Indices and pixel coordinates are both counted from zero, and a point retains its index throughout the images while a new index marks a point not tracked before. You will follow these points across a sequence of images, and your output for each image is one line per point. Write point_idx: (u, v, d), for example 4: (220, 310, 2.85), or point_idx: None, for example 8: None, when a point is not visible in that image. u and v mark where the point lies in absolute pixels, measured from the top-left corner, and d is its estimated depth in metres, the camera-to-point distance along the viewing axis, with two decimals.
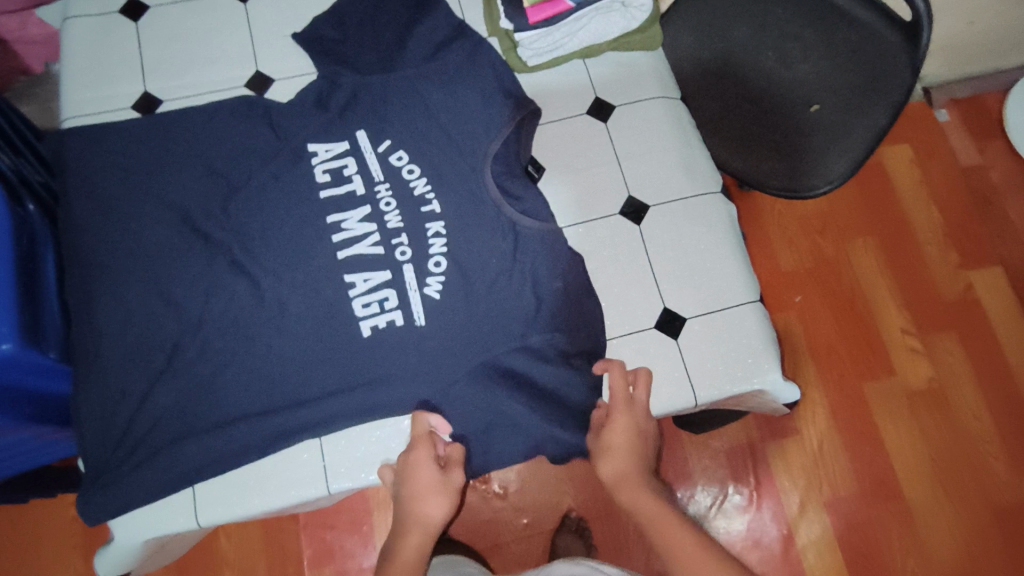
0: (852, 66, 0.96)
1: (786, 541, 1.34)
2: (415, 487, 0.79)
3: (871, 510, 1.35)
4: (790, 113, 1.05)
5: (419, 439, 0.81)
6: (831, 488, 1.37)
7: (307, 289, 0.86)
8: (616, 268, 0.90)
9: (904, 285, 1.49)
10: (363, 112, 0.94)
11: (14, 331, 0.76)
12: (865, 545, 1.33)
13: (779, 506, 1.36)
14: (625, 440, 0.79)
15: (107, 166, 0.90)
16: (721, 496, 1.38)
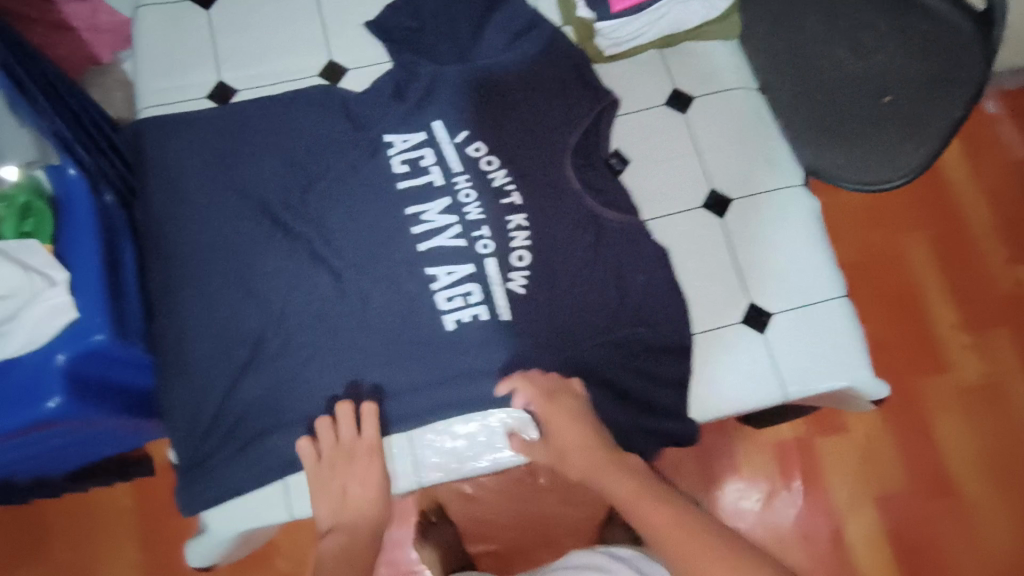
0: (925, 48, 0.75)
1: (838, 535, 1.33)
2: (359, 490, 0.79)
3: (923, 505, 1.34)
4: (860, 106, 0.84)
5: (368, 440, 0.80)
6: (882, 483, 1.35)
7: (387, 283, 0.85)
8: (698, 262, 0.88)
9: (955, 280, 1.47)
10: (440, 102, 0.93)
11: (106, 323, 0.78)
12: (917, 540, 1.32)
13: (833, 501, 1.34)
14: (580, 436, 0.78)
15: (183, 156, 0.89)
16: (774, 491, 1.36)
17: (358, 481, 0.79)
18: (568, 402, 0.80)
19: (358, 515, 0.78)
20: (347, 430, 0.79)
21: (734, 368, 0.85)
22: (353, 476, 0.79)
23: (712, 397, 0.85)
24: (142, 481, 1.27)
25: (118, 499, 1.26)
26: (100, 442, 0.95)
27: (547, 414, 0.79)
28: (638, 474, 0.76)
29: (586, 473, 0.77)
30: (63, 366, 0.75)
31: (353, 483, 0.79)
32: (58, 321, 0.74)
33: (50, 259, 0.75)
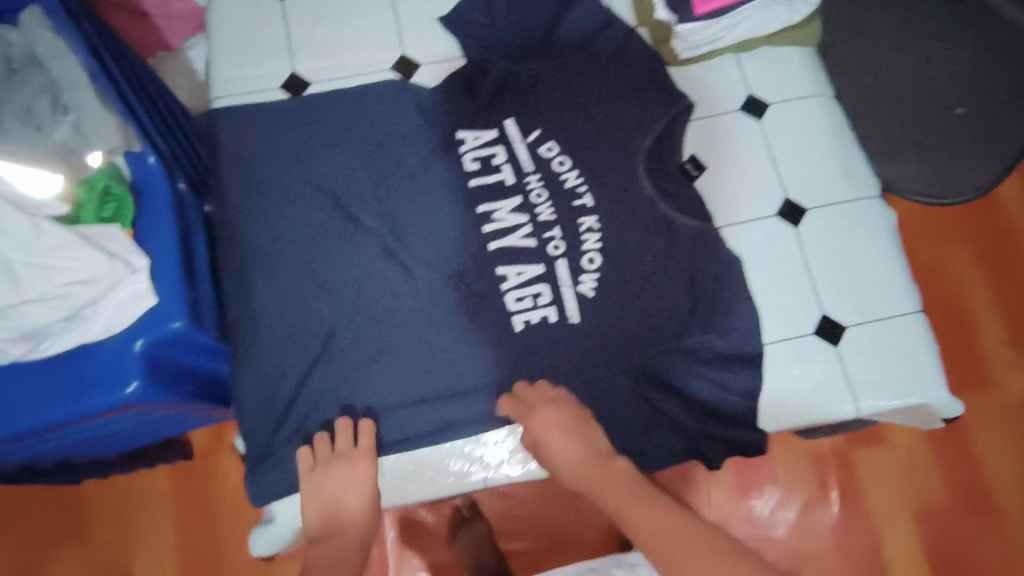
0: (1000, 68, 0.93)
1: (877, 550, 1.24)
2: (348, 499, 0.74)
3: (964, 525, 1.24)
4: (931, 114, 0.94)
5: (361, 450, 0.77)
6: (923, 497, 1.26)
7: (458, 281, 0.85)
8: (770, 271, 0.87)
9: (1006, 295, 1.36)
10: (514, 100, 0.92)
11: (184, 312, 0.78)
12: (955, 560, 1.23)
13: (871, 515, 1.25)
14: (574, 445, 0.73)
15: (258, 147, 0.89)
16: (812, 502, 1.26)
17: (348, 489, 0.75)
18: (561, 410, 0.77)
19: (349, 523, 0.72)
20: (343, 440, 0.78)
21: (805, 379, 0.84)
22: (339, 483, 0.75)
23: (781, 407, 0.84)
24: (182, 465, 1.24)
25: (158, 480, 1.23)
26: (156, 426, 0.93)
27: (532, 424, 0.76)
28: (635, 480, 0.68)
29: (580, 483, 0.71)
30: (141, 353, 0.75)
31: (344, 490, 0.75)
32: (137, 307, 0.75)
33: (131, 246, 0.76)
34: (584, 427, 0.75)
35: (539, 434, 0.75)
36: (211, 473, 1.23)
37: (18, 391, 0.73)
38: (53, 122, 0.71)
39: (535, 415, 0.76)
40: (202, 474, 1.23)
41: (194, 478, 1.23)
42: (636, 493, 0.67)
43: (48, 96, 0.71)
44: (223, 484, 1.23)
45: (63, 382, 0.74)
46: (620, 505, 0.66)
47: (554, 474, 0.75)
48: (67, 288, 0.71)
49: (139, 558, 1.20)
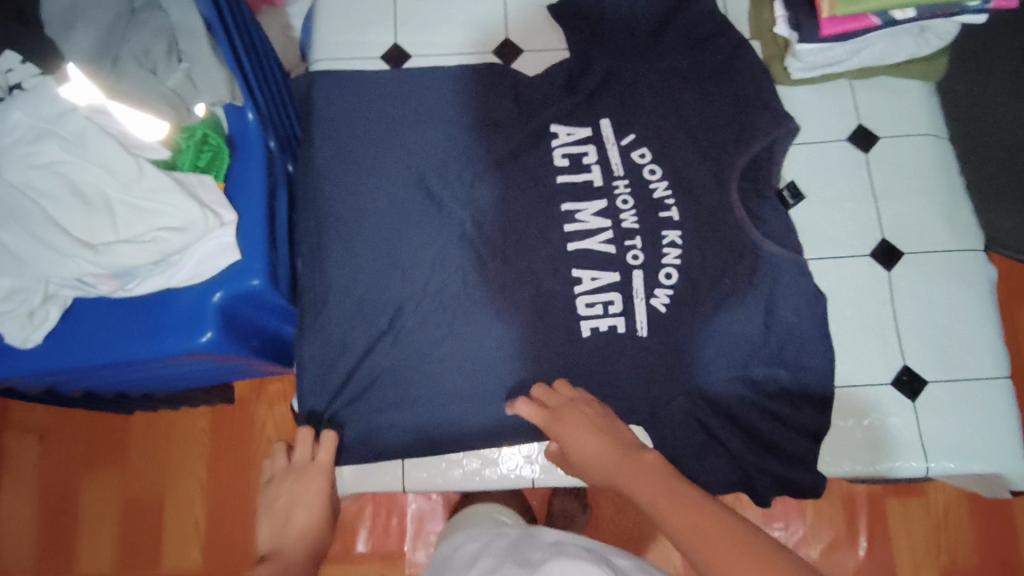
0: None
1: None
2: (300, 518, 0.76)
3: None
4: None
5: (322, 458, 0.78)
6: (949, 556, 1.19)
7: (530, 277, 0.84)
8: (855, 312, 0.84)
9: None
10: (612, 100, 0.89)
11: (264, 271, 0.79)
12: None
13: (895, 566, 1.18)
14: (597, 444, 0.70)
15: (350, 115, 0.89)
16: (837, 544, 1.19)
17: (302, 501, 0.76)
18: (591, 411, 0.75)
19: (296, 540, 0.74)
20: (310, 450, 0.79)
21: (873, 430, 0.82)
22: (296, 492, 0.77)
23: (844, 453, 0.81)
24: (221, 407, 1.27)
25: (197, 420, 1.26)
26: (210, 373, 0.95)
27: (557, 426, 0.74)
28: (657, 467, 0.65)
29: (608, 477, 0.68)
30: (218, 305, 0.77)
31: (299, 504, 0.76)
32: (220, 261, 0.76)
33: (223, 199, 0.77)
34: (612, 428, 0.72)
35: (564, 434, 0.73)
36: (249, 419, 1.26)
37: (95, 328, 0.76)
38: (169, 69, 0.72)
39: (562, 415, 0.74)
40: (239, 420, 1.26)
41: (232, 423, 1.26)
42: (672, 489, 0.61)
43: (165, 41, 0.72)
44: (258, 433, 1.26)
45: (139, 324, 0.76)
46: (650, 499, 0.62)
47: (583, 469, 0.72)
48: (160, 234, 0.72)
49: (170, 490, 1.24)
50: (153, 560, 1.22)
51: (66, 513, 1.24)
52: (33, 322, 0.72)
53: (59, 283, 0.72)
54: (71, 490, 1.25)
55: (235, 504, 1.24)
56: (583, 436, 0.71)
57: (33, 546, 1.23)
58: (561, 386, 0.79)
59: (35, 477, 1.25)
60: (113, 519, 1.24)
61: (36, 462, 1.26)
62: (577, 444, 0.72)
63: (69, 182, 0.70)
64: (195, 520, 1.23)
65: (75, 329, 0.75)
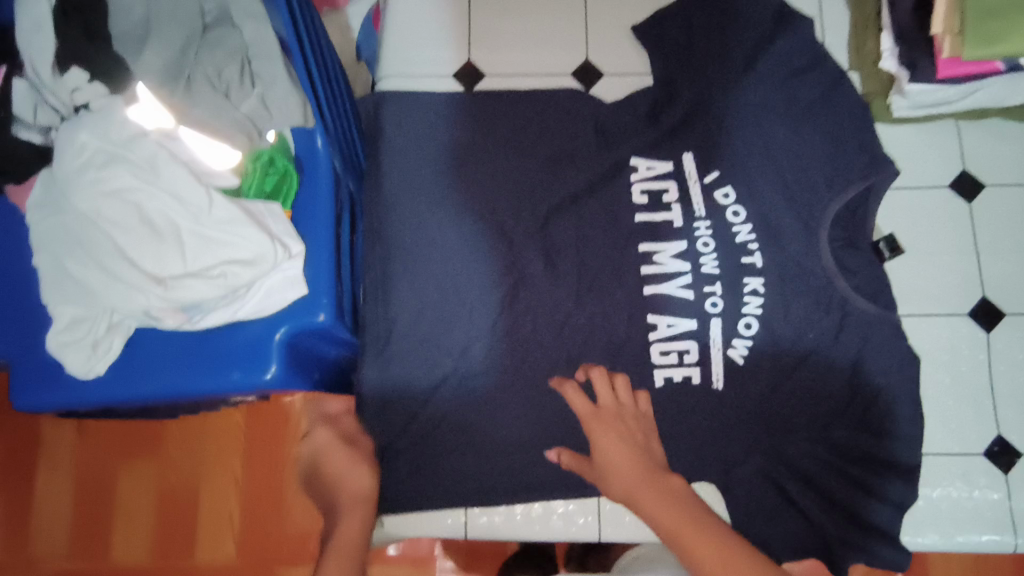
0: None
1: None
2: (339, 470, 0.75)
3: None
4: None
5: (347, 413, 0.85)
6: None
7: (602, 321, 0.80)
8: (949, 376, 0.79)
9: None
10: (697, 132, 0.84)
11: (331, 305, 0.76)
12: None
13: None
14: (623, 455, 0.73)
15: (421, 140, 0.85)
16: None
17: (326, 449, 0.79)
18: (625, 418, 0.76)
19: (341, 485, 0.74)
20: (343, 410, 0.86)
21: (959, 500, 0.77)
22: (324, 446, 0.79)
23: (928, 523, 0.76)
24: (257, 404, 1.23)
25: (231, 416, 1.22)
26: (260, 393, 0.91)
27: (595, 432, 0.75)
28: (677, 495, 0.70)
29: (626, 492, 0.71)
30: (282, 341, 0.74)
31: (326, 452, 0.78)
32: (288, 295, 0.73)
33: (291, 229, 0.73)
34: (642, 437, 0.75)
35: (599, 436, 0.75)
36: (286, 415, 1.22)
37: (158, 354, 0.74)
38: (242, 94, 0.69)
39: (605, 414, 0.76)
40: (275, 416, 1.22)
41: (268, 420, 1.22)
42: (684, 512, 0.68)
43: (238, 62, 0.68)
44: (294, 430, 1.22)
45: (200, 352, 0.74)
46: (654, 516, 0.69)
47: (599, 481, 0.74)
48: (229, 268, 0.69)
49: (203, 485, 1.21)
50: (185, 555, 1.19)
51: (100, 503, 1.21)
52: (97, 353, 0.70)
53: (124, 314, 0.69)
54: (106, 480, 1.22)
55: (271, 500, 1.20)
56: (616, 446, 0.74)
57: (69, 537, 1.20)
58: (618, 382, 0.78)
59: (70, 465, 1.22)
60: (146, 513, 1.21)
61: (72, 450, 1.23)
62: (608, 445, 0.74)
63: (139, 212, 0.66)
64: (228, 514, 1.20)
65: (137, 358, 0.74)
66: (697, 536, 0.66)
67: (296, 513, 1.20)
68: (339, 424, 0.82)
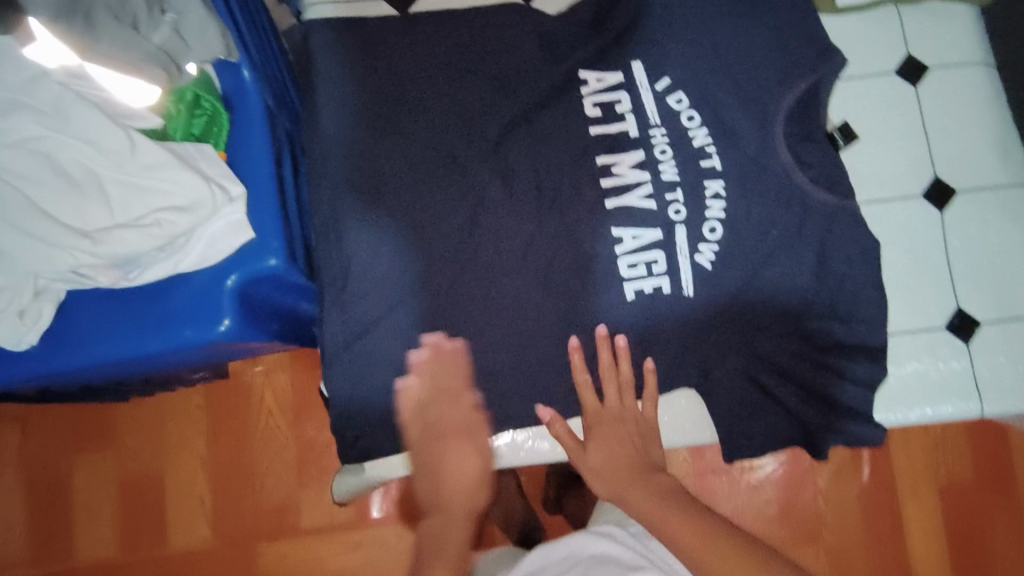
0: None
1: (898, 539, 1.20)
2: (455, 477, 0.76)
3: (988, 508, 1.20)
4: None
5: (459, 382, 0.77)
6: (946, 472, 1.21)
7: (568, 239, 0.78)
8: (907, 258, 0.80)
9: None
10: (644, 38, 0.82)
11: (281, 248, 0.70)
12: (978, 542, 1.20)
13: (896, 491, 1.21)
14: (617, 452, 0.78)
15: (356, 69, 0.81)
16: (844, 469, 1.21)
17: (459, 466, 0.77)
18: (626, 423, 0.79)
19: (455, 493, 0.76)
20: (437, 367, 0.76)
21: (926, 377, 0.79)
22: (460, 460, 0.77)
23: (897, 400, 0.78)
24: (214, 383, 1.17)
25: (190, 398, 1.17)
26: (218, 358, 0.87)
27: (593, 434, 0.79)
28: (662, 491, 0.74)
29: (613, 492, 0.76)
30: (233, 290, 0.69)
31: (457, 464, 0.77)
32: (233, 241, 0.68)
33: (228, 171, 0.68)
34: (641, 442, 0.79)
35: (602, 435, 0.78)
36: (248, 391, 1.17)
37: (96, 319, 0.68)
38: (153, 24, 0.62)
39: (607, 412, 0.78)
40: (235, 393, 1.17)
41: (228, 397, 1.17)
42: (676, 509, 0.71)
43: None
44: (257, 405, 1.17)
45: (143, 314, 0.68)
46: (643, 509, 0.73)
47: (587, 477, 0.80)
48: (164, 215, 0.64)
49: (170, 469, 1.16)
50: (159, 541, 1.15)
51: (59, 503, 1.15)
52: (24, 323, 0.65)
53: (52, 277, 0.64)
54: (62, 478, 1.15)
55: (243, 472, 1.16)
56: (613, 444, 0.79)
57: (27, 540, 1.14)
58: (622, 360, 0.78)
59: (21, 466, 1.15)
60: (109, 503, 1.15)
61: (20, 448, 1.16)
62: (598, 443, 0.78)
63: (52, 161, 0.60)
64: (199, 497, 1.15)
65: (74, 326, 0.68)
66: (678, 520, 0.70)
67: (271, 482, 1.16)
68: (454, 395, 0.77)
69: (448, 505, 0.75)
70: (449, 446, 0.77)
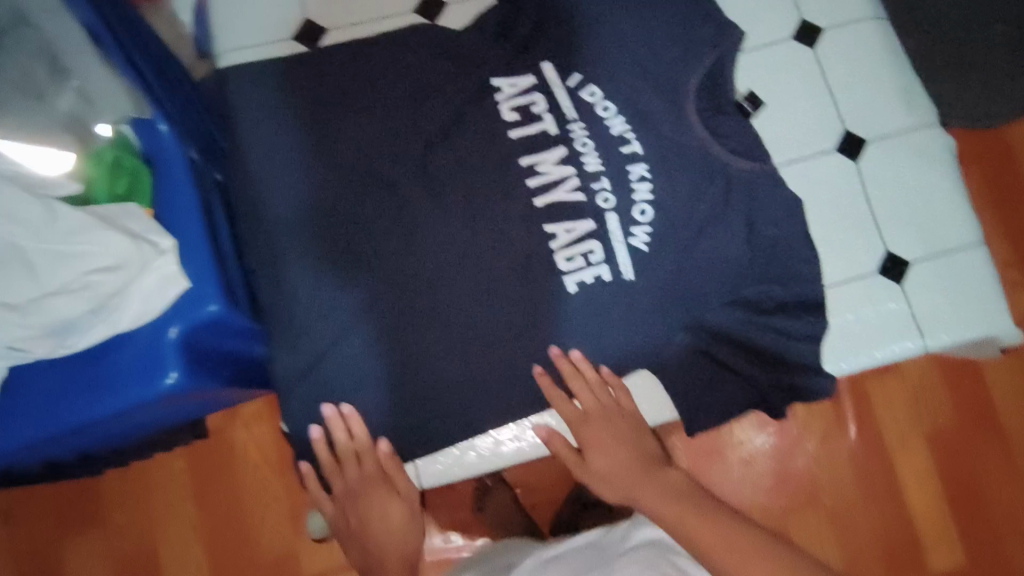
0: None
1: (895, 490, 1.22)
2: (383, 529, 0.83)
3: (972, 444, 1.22)
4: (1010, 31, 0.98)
5: (362, 442, 0.79)
6: (929, 417, 1.23)
7: (504, 243, 0.79)
8: (833, 212, 0.82)
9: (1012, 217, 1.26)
10: (549, 40, 0.85)
11: (219, 293, 0.71)
12: (970, 479, 1.22)
13: (886, 444, 1.23)
14: (616, 457, 0.82)
15: (273, 109, 0.83)
16: (830, 433, 1.23)
17: (382, 518, 0.83)
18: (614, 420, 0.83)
19: (386, 544, 0.82)
20: (340, 436, 0.79)
21: (867, 321, 0.81)
22: (386, 515, 0.83)
23: (845, 350, 0.80)
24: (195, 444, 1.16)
25: (172, 463, 1.16)
26: (181, 412, 0.87)
27: (584, 433, 0.82)
28: (665, 488, 0.78)
29: (624, 494, 0.81)
30: (177, 340, 0.68)
31: (384, 516, 0.83)
32: (169, 291, 0.68)
33: (156, 224, 0.69)
34: (635, 435, 0.83)
35: (592, 437, 0.82)
36: (229, 446, 1.16)
37: (43, 392, 0.68)
38: (57, 91, 0.63)
39: (592, 420, 0.82)
40: (217, 451, 1.16)
41: (210, 457, 1.16)
42: (694, 508, 0.75)
43: (46, 60, 0.62)
44: (240, 459, 1.16)
45: (90, 379, 0.68)
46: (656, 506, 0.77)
47: (597, 485, 0.83)
48: None
49: (161, 539, 1.14)
50: None
51: None
52: None
53: None
54: (51, 565, 1.13)
55: (235, 527, 1.15)
56: (611, 445, 0.82)
57: None
58: (584, 366, 0.80)
59: (7, 559, 1.13)
60: None
61: (4, 541, 1.13)
62: (596, 449, 0.82)
63: None
64: (194, 562, 1.14)
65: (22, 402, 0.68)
66: (695, 519, 0.73)
67: (267, 535, 1.15)
68: (358, 460, 0.80)
69: (378, 556, 0.82)
70: (367, 501, 0.82)
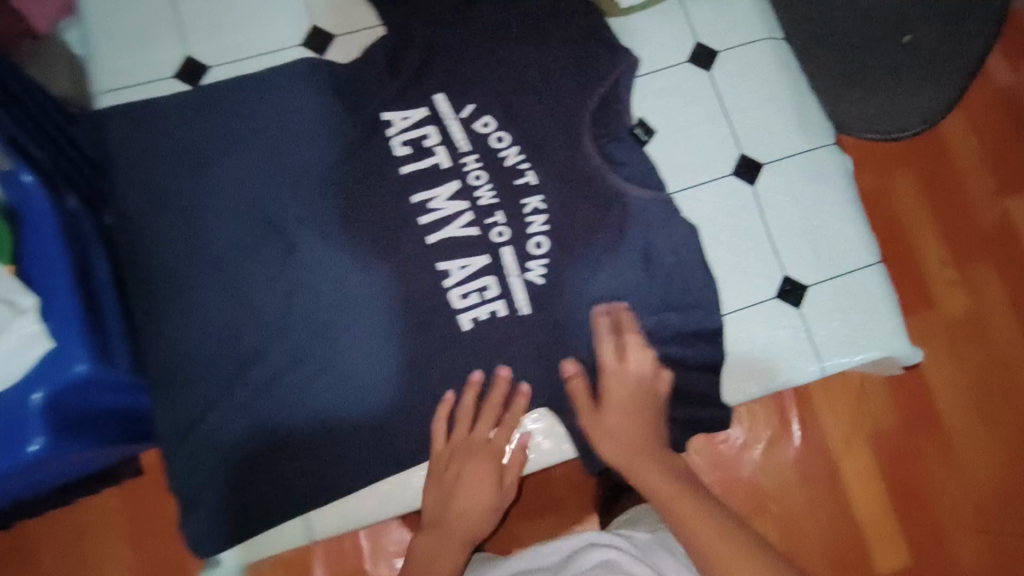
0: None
1: (839, 498, 1.10)
2: (470, 499, 0.77)
3: (914, 443, 1.12)
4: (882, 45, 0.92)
5: (515, 412, 0.77)
6: (869, 419, 1.12)
7: (396, 282, 0.77)
8: (732, 236, 0.82)
9: (937, 207, 1.19)
10: (438, 71, 0.83)
11: (88, 351, 0.68)
12: (914, 483, 1.11)
13: (830, 451, 1.11)
14: (631, 430, 0.75)
15: (153, 150, 0.80)
16: (776, 440, 1.09)
17: (473, 488, 0.78)
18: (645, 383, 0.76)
19: (458, 519, 0.77)
20: (498, 394, 0.77)
21: (767, 345, 0.81)
22: (474, 486, 0.78)
23: (746, 377, 0.80)
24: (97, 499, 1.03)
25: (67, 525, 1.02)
26: (71, 470, 0.82)
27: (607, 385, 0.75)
28: (675, 470, 0.74)
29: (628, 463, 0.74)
30: (41, 405, 0.65)
31: (474, 488, 0.78)
32: (30, 354, 0.65)
33: (14, 281, 0.64)
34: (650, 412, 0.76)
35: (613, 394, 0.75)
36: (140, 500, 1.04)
37: None
38: None
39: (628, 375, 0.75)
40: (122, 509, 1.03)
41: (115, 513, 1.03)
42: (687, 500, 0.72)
43: None
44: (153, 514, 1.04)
45: None
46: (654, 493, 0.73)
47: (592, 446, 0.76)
48: None
49: None
50: None
51: None
52: None
53: None
54: None
55: None
56: (630, 411, 0.75)
57: None
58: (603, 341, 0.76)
59: None
60: None
61: None
62: (607, 411, 0.75)
63: None
64: None
65: None
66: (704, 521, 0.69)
67: None
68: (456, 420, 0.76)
69: (451, 527, 0.77)
70: (466, 468, 0.77)
